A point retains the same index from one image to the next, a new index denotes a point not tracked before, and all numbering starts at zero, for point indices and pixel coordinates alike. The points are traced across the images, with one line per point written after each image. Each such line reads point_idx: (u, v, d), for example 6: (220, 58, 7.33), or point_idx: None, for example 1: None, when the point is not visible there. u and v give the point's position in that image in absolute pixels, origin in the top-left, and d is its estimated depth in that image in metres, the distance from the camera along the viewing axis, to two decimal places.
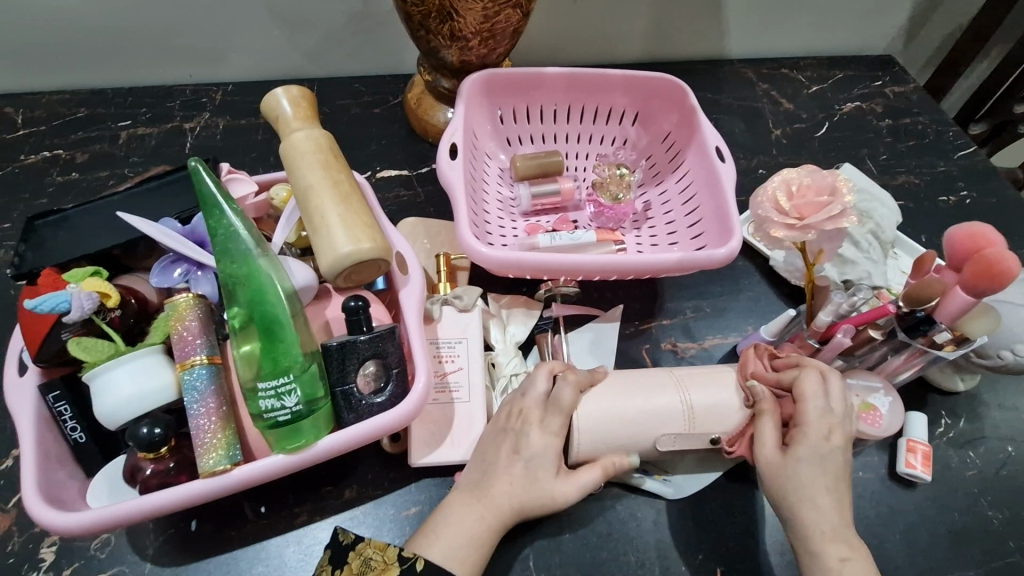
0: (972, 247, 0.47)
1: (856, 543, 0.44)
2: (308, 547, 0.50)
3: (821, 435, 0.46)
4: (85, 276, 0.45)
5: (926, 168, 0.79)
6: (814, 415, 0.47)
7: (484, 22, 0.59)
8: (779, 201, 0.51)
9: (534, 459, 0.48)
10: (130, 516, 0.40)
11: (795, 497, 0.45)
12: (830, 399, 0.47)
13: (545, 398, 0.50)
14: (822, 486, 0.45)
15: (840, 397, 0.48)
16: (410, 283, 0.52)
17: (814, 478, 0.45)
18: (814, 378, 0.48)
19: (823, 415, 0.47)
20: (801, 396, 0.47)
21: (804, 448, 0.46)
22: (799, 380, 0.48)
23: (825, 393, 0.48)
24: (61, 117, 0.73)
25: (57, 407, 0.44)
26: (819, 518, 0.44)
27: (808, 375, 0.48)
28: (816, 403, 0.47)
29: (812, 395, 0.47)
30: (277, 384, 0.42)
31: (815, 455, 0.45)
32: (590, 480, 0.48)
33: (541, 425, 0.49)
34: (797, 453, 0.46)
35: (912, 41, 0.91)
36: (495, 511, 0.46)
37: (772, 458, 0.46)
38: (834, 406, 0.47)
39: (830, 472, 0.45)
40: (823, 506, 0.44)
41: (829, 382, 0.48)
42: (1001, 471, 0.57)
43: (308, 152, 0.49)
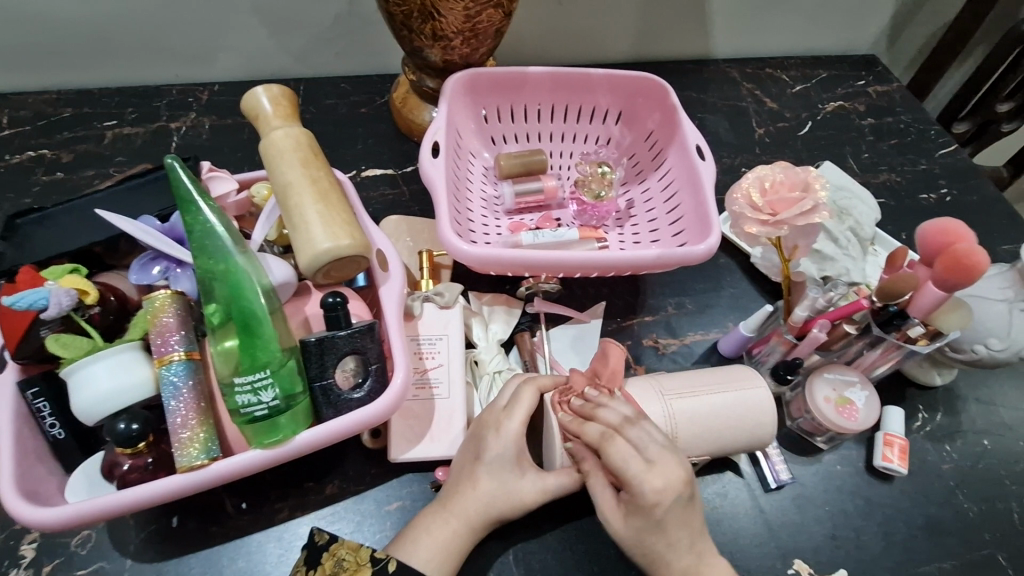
0: (945, 242, 0.48)
1: None
2: (289, 543, 0.51)
3: (650, 501, 0.43)
4: (64, 273, 0.46)
5: (908, 166, 0.79)
6: (636, 473, 0.43)
7: (466, 22, 0.60)
8: (752, 197, 0.52)
9: (494, 465, 0.48)
10: (107, 511, 0.41)
11: (646, 555, 0.44)
12: (646, 448, 0.44)
13: (511, 400, 0.50)
14: (668, 544, 0.44)
15: (651, 451, 0.44)
16: (391, 279, 0.52)
17: (652, 534, 0.44)
18: (623, 438, 0.44)
19: (645, 472, 0.43)
20: (612, 464, 0.44)
21: (637, 512, 0.44)
22: (603, 445, 0.44)
23: (636, 453, 0.44)
24: (47, 117, 0.73)
25: (36, 404, 0.45)
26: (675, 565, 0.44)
27: (612, 435, 0.45)
28: (632, 467, 0.43)
29: (624, 458, 0.43)
30: (253, 379, 0.42)
31: (648, 518, 0.43)
32: (556, 483, 0.48)
33: (498, 431, 0.48)
34: (634, 518, 0.44)
35: (896, 41, 0.92)
36: (462, 519, 0.47)
37: (613, 521, 0.45)
38: (651, 461, 0.43)
39: (670, 528, 0.43)
40: (674, 557, 0.44)
41: (638, 435, 0.44)
42: (977, 465, 0.57)
43: (288, 150, 0.49)
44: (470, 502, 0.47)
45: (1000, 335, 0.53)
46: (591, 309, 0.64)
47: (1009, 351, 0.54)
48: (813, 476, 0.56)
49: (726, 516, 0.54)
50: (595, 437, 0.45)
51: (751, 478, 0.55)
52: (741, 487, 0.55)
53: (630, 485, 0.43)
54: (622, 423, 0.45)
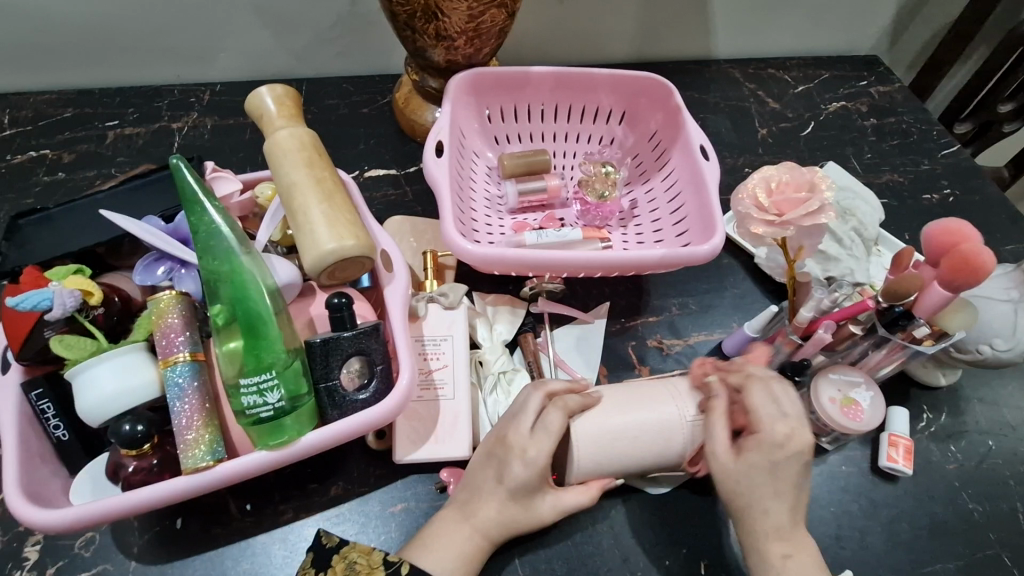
0: (949, 242, 0.48)
1: (800, 542, 0.45)
2: (293, 544, 0.51)
3: (777, 442, 0.44)
4: (68, 274, 0.45)
5: (911, 166, 0.79)
6: (769, 416, 0.45)
7: (469, 21, 0.59)
8: (759, 198, 0.52)
9: (518, 491, 0.47)
10: (112, 513, 0.40)
11: (745, 505, 0.44)
12: (782, 398, 0.46)
13: (535, 421, 0.47)
14: (774, 493, 0.44)
15: (792, 402, 0.46)
16: (395, 279, 0.52)
17: (761, 483, 0.44)
18: (766, 383, 0.47)
19: (774, 419, 0.45)
20: (751, 402, 0.46)
21: (757, 455, 0.44)
22: (748, 386, 0.47)
23: (775, 399, 0.46)
24: (48, 117, 0.73)
25: (40, 405, 0.44)
26: (769, 519, 0.44)
27: (756, 380, 0.47)
28: (769, 409, 0.45)
29: (762, 401, 0.45)
30: (259, 381, 0.42)
31: (767, 463, 0.44)
32: (573, 502, 0.48)
33: (524, 457, 0.47)
34: (750, 458, 0.44)
35: (897, 41, 0.92)
36: (482, 534, 0.47)
37: (723, 463, 0.44)
38: (786, 409, 0.45)
39: (784, 479, 0.44)
40: (775, 512, 0.44)
41: (779, 386, 0.46)
42: (982, 465, 0.57)
43: (293, 150, 0.49)
44: (492, 520, 0.47)
45: (1005, 335, 0.53)
46: (595, 309, 0.64)
47: (1014, 351, 0.53)
48: (818, 477, 0.56)
49: None
50: (740, 379, 0.48)
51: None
52: None
53: (760, 426, 0.44)
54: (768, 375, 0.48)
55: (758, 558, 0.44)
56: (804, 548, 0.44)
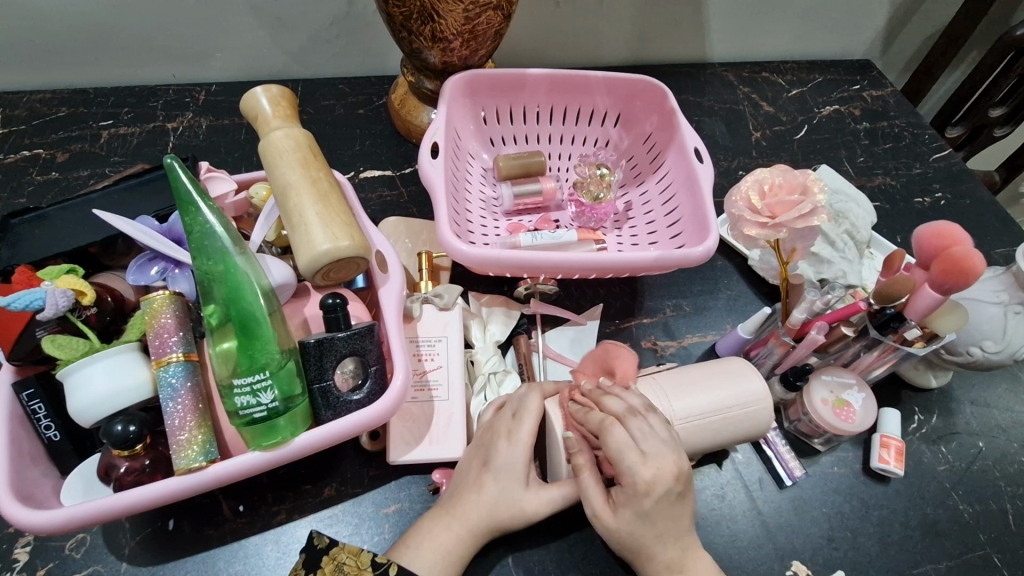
0: (940, 245, 0.49)
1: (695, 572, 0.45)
2: (286, 545, 0.50)
3: (643, 489, 0.43)
4: (60, 274, 0.45)
5: (903, 170, 0.80)
6: (632, 463, 0.43)
7: (466, 23, 0.59)
8: (752, 200, 0.52)
9: (502, 474, 0.48)
10: (102, 513, 0.40)
11: (632, 547, 0.45)
12: (647, 441, 0.44)
13: (518, 408, 0.50)
14: (656, 537, 0.44)
15: (655, 439, 0.44)
16: (390, 281, 0.52)
17: (641, 528, 0.44)
18: (623, 428, 0.45)
19: (640, 461, 0.43)
20: (609, 452, 0.44)
21: (629, 507, 0.44)
22: (607, 430, 0.45)
23: (635, 444, 0.44)
24: (41, 117, 0.73)
25: (31, 406, 0.44)
26: (654, 560, 0.45)
27: (612, 422, 0.45)
28: (627, 457, 0.43)
29: (619, 449, 0.44)
30: (253, 381, 0.42)
31: (638, 511, 0.44)
32: (560, 495, 0.48)
33: (509, 437, 0.49)
34: (624, 512, 0.44)
35: (889, 47, 0.93)
36: (464, 523, 0.47)
37: (605, 519, 0.45)
38: (647, 452, 0.44)
39: (659, 521, 0.44)
40: (661, 552, 0.45)
41: (641, 428, 0.45)
42: (973, 466, 0.58)
43: (288, 150, 0.49)
44: (474, 507, 0.47)
45: (995, 337, 0.54)
46: (588, 310, 0.64)
47: (1005, 353, 0.54)
48: (810, 478, 0.56)
49: (723, 518, 0.54)
50: (597, 424, 0.46)
51: (765, 475, 0.56)
52: (738, 489, 0.55)
53: (621, 474, 0.44)
54: (628, 413, 0.46)
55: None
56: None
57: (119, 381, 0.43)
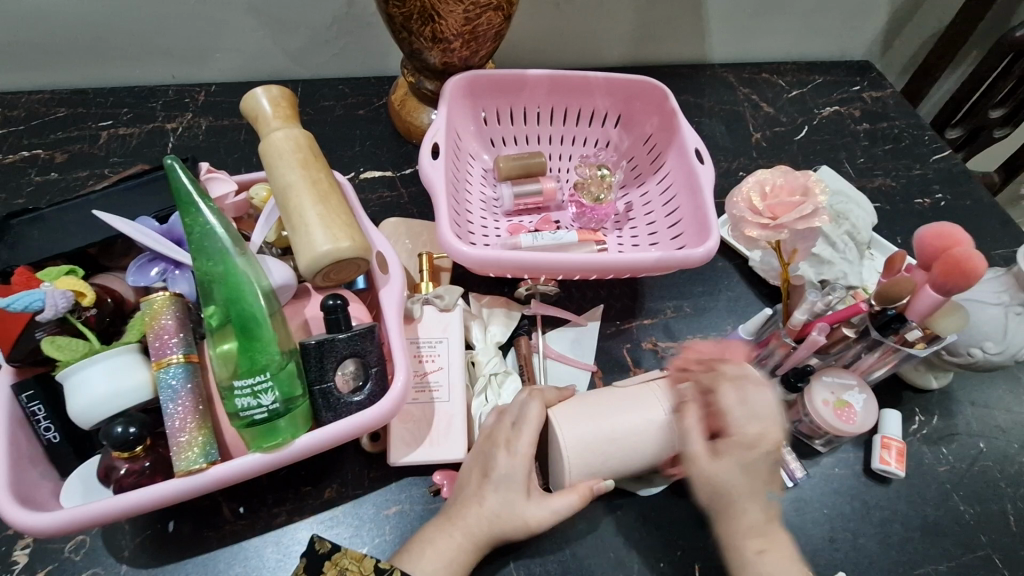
0: (940, 246, 0.49)
1: (776, 537, 0.44)
2: (287, 547, 0.50)
3: (751, 442, 0.44)
4: (59, 275, 0.45)
5: (903, 171, 0.80)
6: (741, 418, 0.45)
7: (466, 24, 0.59)
8: (753, 201, 0.52)
9: (502, 485, 0.48)
10: (103, 516, 0.40)
11: (723, 501, 0.45)
12: (755, 401, 0.45)
13: (518, 416, 0.50)
14: (751, 492, 0.44)
15: (761, 403, 0.45)
16: (390, 282, 0.52)
17: (740, 481, 0.44)
18: (740, 384, 0.46)
19: (747, 418, 0.45)
20: (722, 405, 0.45)
21: (735, 457, 0.45)
22: (719, 385, 0.46)
23: (744, 400, 0.45)
24: (40, 117, 0.73)
25: (30, 407, 0.44)
26: (742, 518, 0.44)
27: (723, 380, 0.46)
28: (738, 411, 0.45)
29: (733, 404, 0.45)
30: (253, 382, 0.41)
31: (743, 461, 0.44)
32: (563, 505, 0.47)
33: (508, 448, 0.49)
34: (726, 462, 0.45)
35: (889, 48, 0.93)
36: (465, 532, 0.47)
37: (701, 462, 0.45)
38: (755, 411, 0.45)
39: (758, 476, 0.45)
40: (750, 511, 0.44)
41: (751, 389, 0.46)
42: (973, 467, 0.58)
43: (288, 150, 0.49)
44: (475, 516, 0.47)
45: (996, 338, 0.54)
46: (589, 311, 0.64)
47: (1005, 354, 0.54)
48: (811, 479, 0.56)
49: None
50: (708, 381, 0.47)
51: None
52: None
53: (732, 428, 0.45)
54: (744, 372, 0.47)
55: (735, 558, 0.44)
56: (780, 547, 0.44)
57: (119, 382, 0.43)
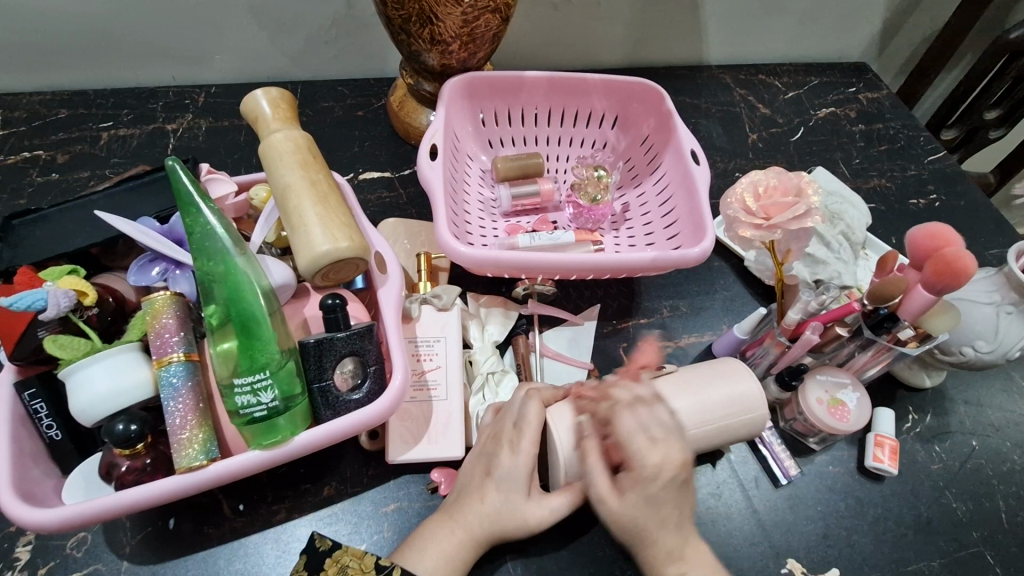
0: (933, 246, 0.49)
1: (692, 558, 0.45)
2: (286, 544, 0.51)
3: (652, 473, 0.44)
4: (62, 274, 0.46)
5: (898, 171, 0.81)
6: (640, 448, 0.44)
7: (464, 27, 0.60)
8: (747, 202, 0.53)
9: (504, 484, 0.48)
10: (106, 512, 0.41)
11: (634, 533, 0.44)
12: (654, 427, 0.45)
13: (519, 417, 0.50)
14: (658, 522, 0.44)
15: (665, 420, 0.46)
16: (389, 281, 0.53)
17: (644, 512, 0.44)
18: (633, 413, 0.46)
19: (649, 446, 0.44)
20: (618, 434, 0.45)
21: (637, 490, 0.44)
22: (616, 416, 0.46)
23: (644, 426, 0.45)
24: (41, 118, 0.73)
25: (33, 405, 0.45)
26: (655, 547, 0.44)
27: (621, 410, 0.46)
28: (635, 441, 0.44)
29: (629, 432, 0.45)
30: (253, 380, 0.42)
31: (646, 494, 0.44)
32: (560, 503, 0.48)
33: (511, 449, 0.49)
34: (631, 496, 0.44)
35: (885, 49, 0.94)
36: (466, 529, 0.47)
37: (609, 503, 0.44)
38: (656, 438, 0.44)
39: (664, 506, 0.44)
40: (662, 538, 0.44)
41: (647, 418, 0.45)
42: (966, 465, 0.58)
43: (287, 152, 0.50)
44: (476, 514, 0.47)
45: (987, 337, 0.54)
46: (586, 311, 0.65)
47: (997, 353, 0.55)
48: (806, 477, 0.57)
49: (720, 517, 0.54)
50: (606, 412, 0.47)
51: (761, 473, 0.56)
52: (735, 488, 0.56)
53: (630, 458, 0.44)
54: (636, 400, 0.47)
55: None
56: (699, 567, 0.45)
57: (120, 380, 0.43)
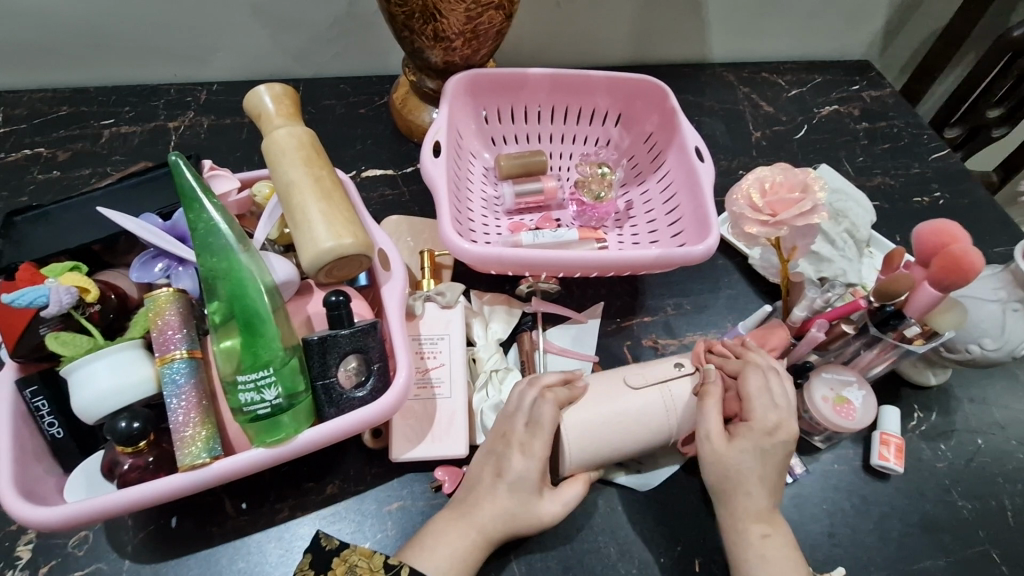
0: (939, 243, 0.49)
1: (777, 524, 0.47)
2: (289, 543, 0.51)
3: (770, 427, 0.47)
4: (64, 271, 0.45)
5: (901, 169, 0.80)
6: (761, 406, 0.48)
7: (467, 23, 0.60)
8: (752, 198, 0.52)
9: (517, 486, 0.47)
10: (109, 509, 0.40)
11: (731, 485, 0.47)
12: (778, 393, 0.49)
13: (531, 417, 0.49)
14: (760, 478, 0.47)
15: (783, 391, 0.49)
16: (393, 278, 0.53)
17: (751, 466, 0.47)
18: (767, 373, 0.50)
19: (767, 406, 0.48)
20: (746, 390, 0.49)
21: (748, 441, 0.47)
22: (746, 373, 0.50)
23: (768, 389, 0.49)
24: (42, 116, 0.73)
25: (34, 403, 0.44)
26: (749, 501, 0.46)
27: (752, 369, 0.50)
28: (761, 398, 0.48)
29: (755, 391, 0.49)
30: (257, 377, 0.42)
31: (756, 447, 0.47)
32: (573, 495, 0.48)
33: (524, 449, 0.48)
34: (741, 444, 0.47)
35: (888, 47, 0.93)
36: (479, 530, 0.47)
37: (715, 451, 0.47)
38: (779, 399, 0.49)
39: (770, 462, 0.47)
40: (756, 495, 0.47)
41: (776, 381, 0.49)
42: (971, 463, 0.58)
43: (291, 148, 0.49)
44: (488, 515, 0.47)
45: (993, 334, 0.54)
46: (589, 309, 0.64)
47: (1003, 350, 0.54)
48: (812, 475, 0.56)
49: None
50: (737, 367, 0.51)
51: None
52: None
53: (752, 413, 0.48)
54: (771, 363, 0.51)
55: (738, 541, 0.46)
56: (781, 533, 0.46)
57: (123, 377, 0.43)
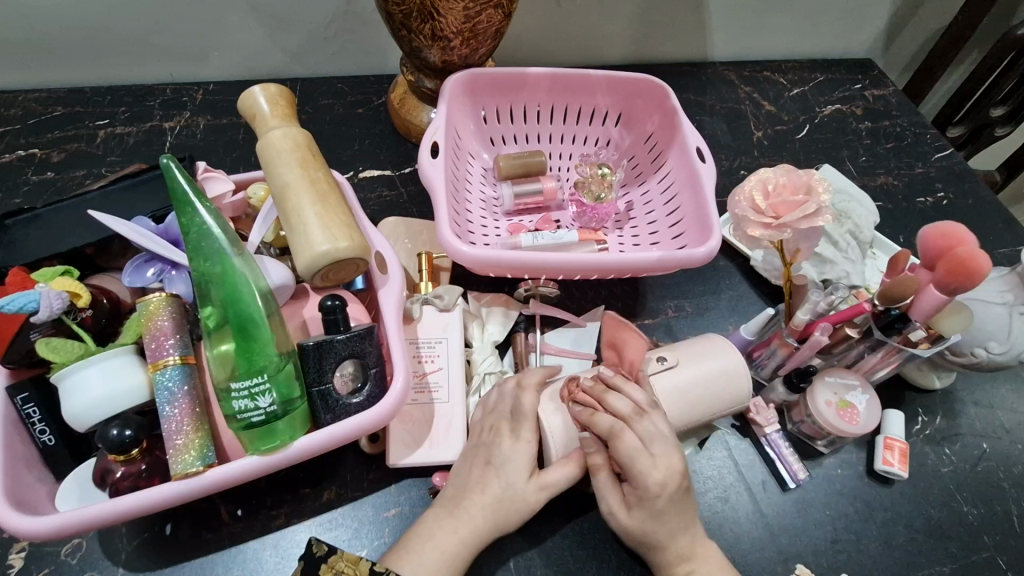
0: (944, 245, 0.48)
1: (704, 555, 0.47)
2: (285, 550, 0.50)
3: (656, 489, 0.45)
4: (54, 275, 0.44)
5: (905, 169, 0.79)
6: (644, 465, 0.45)
7: (465, 22, 0.59)
8: (756, 200, 0.52)
9: (505, 471, 0.47)
10: (102, 519, 0.40)
11: (643, 541, 0.46)
12: (658, 440, 0.46)
13: (515, 408, 0.50)
14: (669, 531, 0.46)
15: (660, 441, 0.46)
16: (390, 281, 0.52)
17: (654, 525, 0.46)
18: (634, 429, 0.46)
19: (649, 464, 0.45)
20: (622, 455, 0.46)
21: (642, 502, 0.45)
22: (616, 434, 0.46)
23: (643, 445, 0.46)
24: (37, 116, 0.72)
25: (26, 409, 0.43)
26: (666, 551, 0.46)
27: (623, 427, 0.46)
28: (639, 459, 0.45)
29: (634, 451, 0.45)
30: (250, 384, 0.41)
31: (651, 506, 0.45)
32: (562, 477, 0.47)
33: (513, 434, 0.49)
34: (637, 509, 0.46)
35: (891, 45, 0.92)
36: (468, 527, 0.46)
37: (618, 513, 0.46)
38: (655, 456, 0.45)
39: (669, 516, 0.46)
40: (673, 544, 0.46)
41: (650, 429, 0.46)
42: (976, 468, 0.57)
43: (286, 149, 0.49)
44: (478, 505, 0.46)
45: (1000, 338, 0.53)
46: (589, 312, 0.64)
47: (1009, 354, 0.53)
48: (814, 480, 0.56)
49: (727, 520, 0.53)
50: (606, 429, 0.46)
51: (769, 476, 0.56)
52: (742, 490, 0.55)
53: (637, 475, 0.45)
54: (635, 415, 0.47)
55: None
56: (711, 562, 0.47)
57: (115, 383, 0.42)
